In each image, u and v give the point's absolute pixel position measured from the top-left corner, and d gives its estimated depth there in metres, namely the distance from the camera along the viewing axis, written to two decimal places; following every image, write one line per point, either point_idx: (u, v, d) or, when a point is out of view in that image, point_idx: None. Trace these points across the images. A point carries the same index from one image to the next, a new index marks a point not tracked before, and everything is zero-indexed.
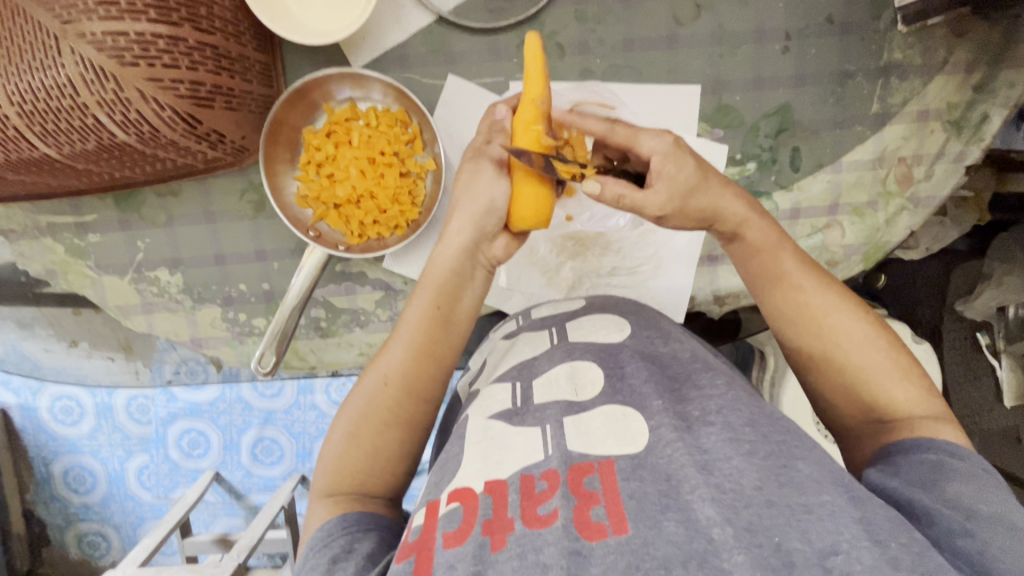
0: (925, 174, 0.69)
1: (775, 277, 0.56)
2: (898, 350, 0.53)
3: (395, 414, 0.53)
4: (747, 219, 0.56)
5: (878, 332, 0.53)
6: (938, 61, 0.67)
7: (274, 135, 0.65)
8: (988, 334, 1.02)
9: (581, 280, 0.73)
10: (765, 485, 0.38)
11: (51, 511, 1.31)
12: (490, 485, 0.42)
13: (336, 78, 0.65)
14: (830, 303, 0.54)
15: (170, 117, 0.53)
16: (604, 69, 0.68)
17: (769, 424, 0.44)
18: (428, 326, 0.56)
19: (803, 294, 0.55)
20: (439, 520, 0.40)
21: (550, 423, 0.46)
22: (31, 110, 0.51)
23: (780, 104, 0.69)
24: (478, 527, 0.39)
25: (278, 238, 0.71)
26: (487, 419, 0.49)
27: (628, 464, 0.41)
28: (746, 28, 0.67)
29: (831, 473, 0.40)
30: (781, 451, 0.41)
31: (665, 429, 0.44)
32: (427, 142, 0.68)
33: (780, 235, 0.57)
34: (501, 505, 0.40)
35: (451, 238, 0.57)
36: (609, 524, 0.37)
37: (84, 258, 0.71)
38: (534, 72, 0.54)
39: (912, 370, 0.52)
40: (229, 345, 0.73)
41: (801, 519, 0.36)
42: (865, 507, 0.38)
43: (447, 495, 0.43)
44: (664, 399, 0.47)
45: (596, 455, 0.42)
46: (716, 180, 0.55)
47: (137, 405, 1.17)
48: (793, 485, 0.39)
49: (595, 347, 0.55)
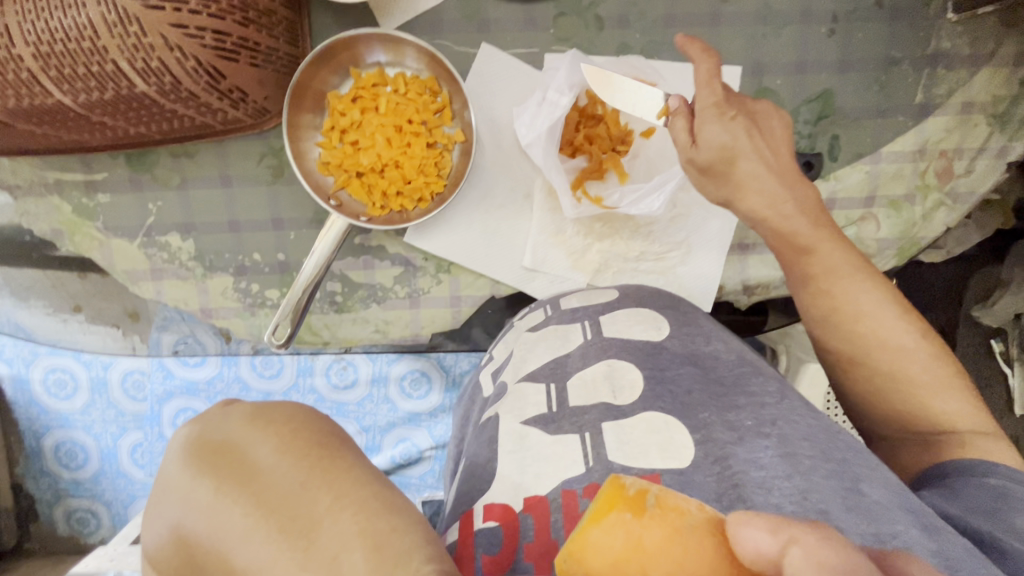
0: (966, 169, 0.67)
1: (805, 276, 0.54)
2: (938, 362, 0.50)
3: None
4: (766, 210, 0.54)
5: (921, 342, 0.51)
6: (986, 52, 0.65)
7: (298, 99, 0.63)
8: (1002, 341, 1.00)
9: (608, 263, 0.69)
10: (831, 508, 0.36)
11: (40, 487, 1.27)
12: (529, 503, 0.39)
13: (369, 40, 0.62)
14: (865, 307, 0.51)
15: (193, 68, 0.51)
16: (643, 45, 0.65)
17: (829, 442, 0.41)
18: None
19: (832, 298, 0.52)
20: (476, 539, 0.38)
21: (589, 430, 0.42)
22: (47, 52, 0.48)
23: (822, 89, 0.67)
24: (521, 552, 0.37)
25: (297, 206, 0.68)
26: (521, 425, 0.44)
27: (675, 482, 0.38)
28: (792, 8, 0.65)
29: (900, 496, 0.37)
30: (844, 471, 0.38)
31: (713, 446, 0.41)
32: (456, 112, 0.65)
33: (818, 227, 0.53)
34: (543, 529, 0.37)
35: None
36: None
37: (92, 219, 0.68)
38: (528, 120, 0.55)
39: (954, 383, 0.50)
40: (240, 316, 0.71)
41: (876, 548, 0.34)
42: (939, 539, 0.35)
43: (479, 509, 0.39)
44: (710, 411, 0.44)
45: (639, 468, 0.39)
46: (754, 162, 0.53)
47: (132, 381, 1.14)
48: (862, 510, 0.36)
49: (632, 346, 0.49)
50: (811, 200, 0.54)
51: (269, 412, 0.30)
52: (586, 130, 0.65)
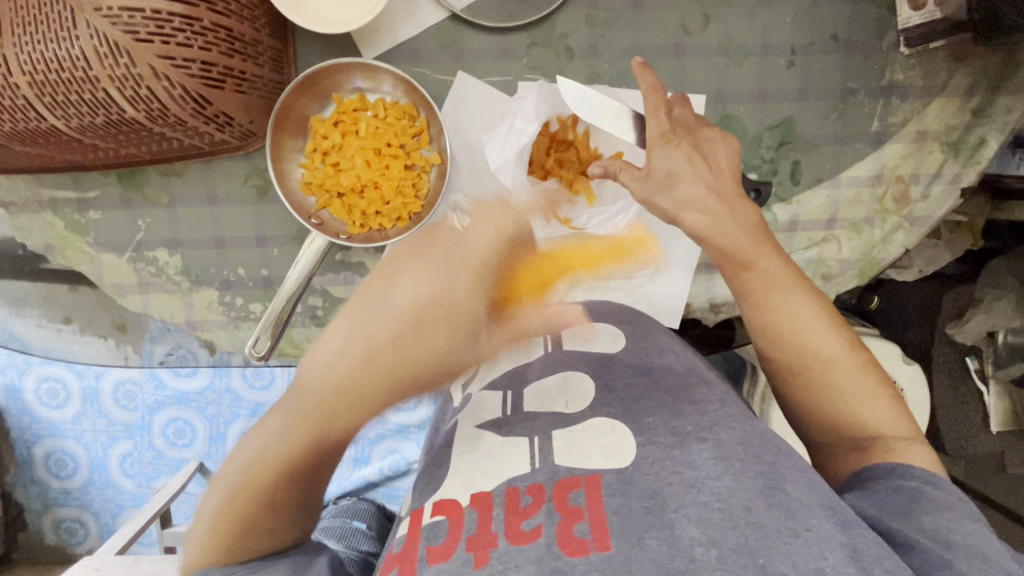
0: (923, 194, 0.70)
1: (748, 292, 0.55)
2: (867, 370, 0.53)
3: (281, 466, 0.48)
4: (713, 227, 0.53)
5: (847, 349, 0.54)
6: (938, 83, 0.69)
7: (281, 123, 0.66)
8: (977, 358, 1.03)
9: (579, 281, 0.73)
10: (753, 505, 0.36)
11: (29, 495, 1.29)
12: (476, 497, 0.40)
13: (349, 67, 0.65)
14: (801, 320, 0.54)
15: (180, 96, 0.54)
16: (612, 74, 0.69)
17: (761, 444, 0.42)
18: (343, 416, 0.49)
19: (772, 312, 0.54)
20: (422, 532, 0.38)
21: (538, 434, 0.44)
22: (42, 80, 0.52)
23: (783, 117, 0.70)
24: (462, 543, 0.36)
25: (280, 224, 0.71)
26: (476, 428, 0.47)
27: (614, 480, 0.39)
28: (753, 40, 0.69)
29: (821, 496, 0.38)
30: (771, 472, 0.39)
31: (655, 446, 0.41)
32: (433, 136, 0.68)
33: (753, 240, 0.54)
34: (485, 520, 0.37)
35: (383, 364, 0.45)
36: (592, 540, 0.34)
37: (83, 234, 0.71)
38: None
39: (880, 390, 0.53)
40: (224, 329, 0.73)
41: (786, 543, 0.34)
42: (852, 534, 0.36)
43: (432, 506, 0.41)
44: (655, 415, 0.45)
45: (582, 470, 0.40)
46: (693, 180, 0.53)
47: (125, 391, 1.16)
48: (781, 507, 0.36)
49: (589, 358, 0.53)
50: (756, 219, 0.55)
51: (272, 414, 0.49)
52: (556, 155, 0.67)
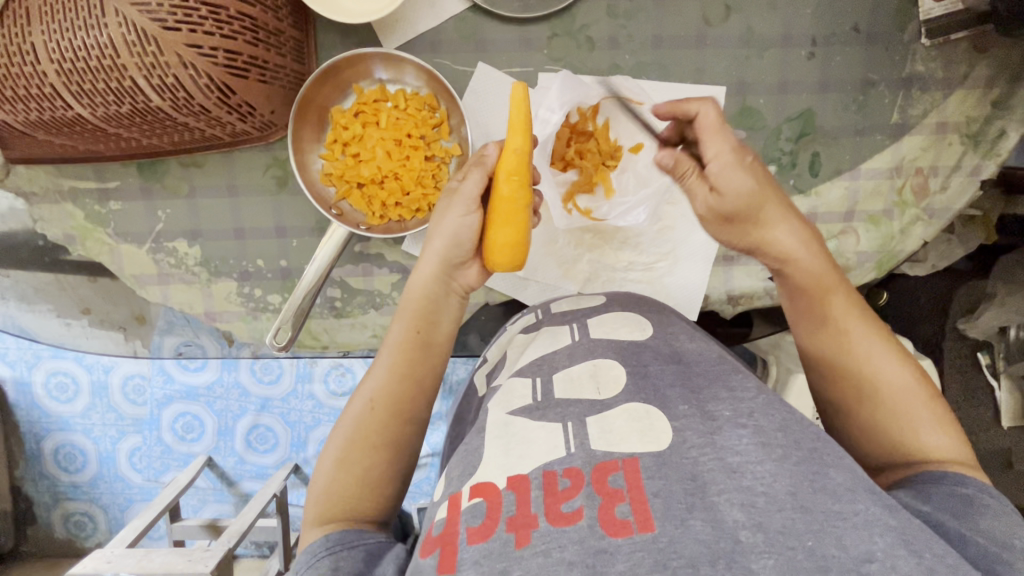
0: (942, 186, 0.70)
1: (822, 320, 0.57)
2: (935, 401, 0.52)
3: (383, 434, 0.54)
4: (793, 257, 0.57)
5: (921, 386, 0.53)
6: (959, 75, 0.68)
7: (302, 114, 0.66)
8: (989, 353, 1.03)
9: (598, 273, 0.73)
10: (798, 490, 0.36)
11: (39, 489, 1.29)
12: (513, 480, 0.40)
13: (371, 58, 0.66)
14: (874, 348, 0.55)
15: (205, 84, 0.54)
16: (632, 65, 0.69)
17: (800, 429, 0.41)
18: (409, 348, 0.57)
19: (848, 339, 0.56)
20: (462, 514, 0.39)
21: (571, 420, 0.44)
22: (69, 68, 0.52)
23: (803, 109, 0.70)
24: (502, 523, 0.37)
25: (300, 215, 0.71)
26: (508, 415, 0.47)
27: (652, 462, 0.39)
28: (773, 32, 0.69)
29: (862, 481, 0.38)
30: (813, 458, 0.39)
31: (689, 432, 0.41)
32: (453, 127, 0.69)
33: (831, 271, 0.58)
34: (524, 502, 0.38)
35: (425, 270, 0.59)
36: (635, 522, 0.35)
37: (103, 225, 0.71)
38: (517, 125, 0.53)
39: (948, 424, 0.52)
40: (244, 320, 0.73)
41: (834, 526, 0.34)
42: (899, 517, 0.36)
43: (469, 489, 0.41)
44: (688, 404, 0.45)
45: (620, 453, 0.40)
46: (774, 212, 0.57)
47: (133, 385, 1.17)
48: (826, 492, 0.36)
49: (617, 345, 0.52)
50: (826, 251, 0.59)
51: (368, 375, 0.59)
52: (576, 146, 0.67)
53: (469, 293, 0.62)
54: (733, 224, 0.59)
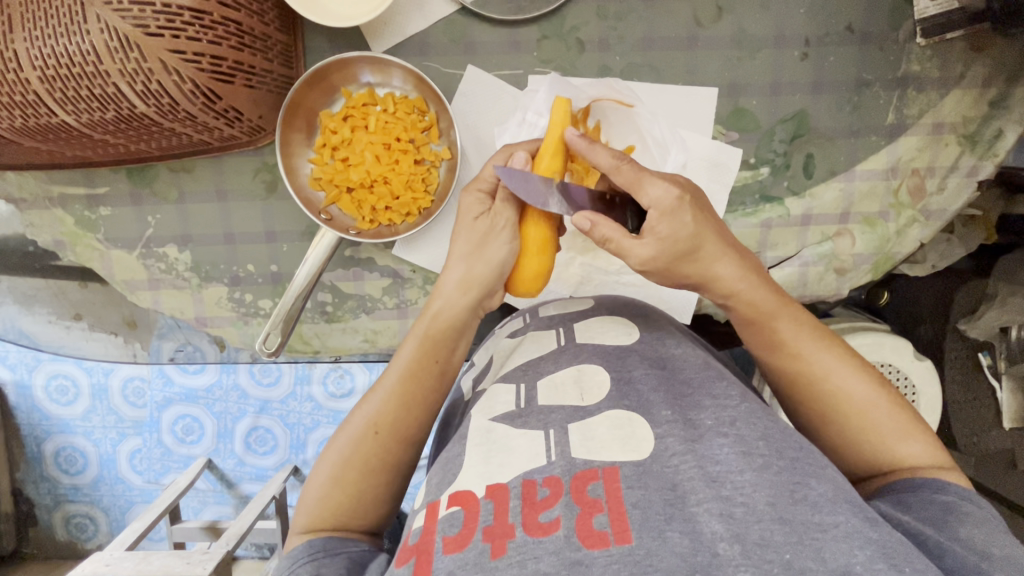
0: (938, 187, 0.69)
1: (773, 343, 0.53)
2: (899, 407, 0.51)
3: (383, 458, 0.52)
4: (737, 290, 0.52)
5: (880, 392, 0.51)
6: (955, 75, 0.67)
7: (290, 118, 0.65)
8: (990, 355, 0.99)
9: (590, 276, 0.72)
10: (778, 501, 0.36)
11: (39, 492, 1.30)
12: (491, 489, 0.39)
13: (358, 62, 0.65)
14: (832, 365, 0.52)
15: (190, 90, 0.54)
16: (623, 67, 0.68)
17: (783, 438, 0.41)
18: (423, 377, 0.54)
19: (801, 361, 0.52)
20: (439, 523, 0.38)
21: (554, 428, 0.43)
22: (53, 75, 0.52)
23: (797, 110, 0.69)
24: (479, 533, 0.36)
25: (289, 220, 0.71)
26: (490, 421, 0.46)
27: (632, 471, 0.39)
28: (766, 32, 0.68)
29: (844, 492, 0.37)
30: (795, 468, 0.38)
31: (672, 440, 0.41)
32: (443, 130, 0.68)
33: (779, 300, 0.53)
34: (502, 511, 0.37)
35: (453, 297, 0.56)
36: (612, 533, 0.34)
37: (93, 230, 0.71)
38: (551, 142, 0.54)
39: (915, 428, 0.51)
40: (234, 325, 0.73)
41: (813, 538, 0.34)
42: (880, 530, 0.35)
43: (447, 498, 0.40)
44: (672, 409, 0.44)
45: (600, 462, 0.40)
46: (713, 247, 0.51)
47: (133, 387, 1.17)
48: (807, 503, 0.36)
49: (603, 350, 0.52)
50: (768, 276, 0.54)
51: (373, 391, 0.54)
52: None
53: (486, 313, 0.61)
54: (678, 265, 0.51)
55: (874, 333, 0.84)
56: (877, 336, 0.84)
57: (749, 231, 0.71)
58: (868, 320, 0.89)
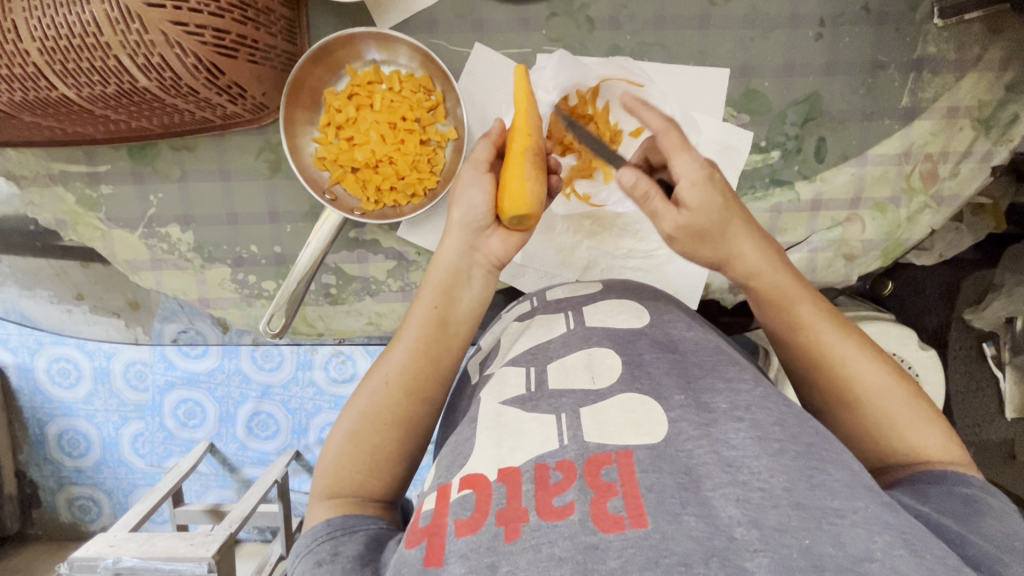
0: (951, 172, 0.68)
1: (795, 325, 0.54)
2: (918, 399, 0.51)
3: (395, 412, 0.52)
4: (759, 269, 0.54)
5: (900, 382, 0.51)
6: (971, 57, 0.66)
7: (294, 96, 0.64)
8: (994, 344, 1.01)
9: (597, 261, 0.72)
10: (795, 486, 0.35)
11: (43, 473, 1.30)
12: (503, 472, 0.39)
13: (364, 38, 0.64)
14: (851, 353, 0.52)
15: (193, 64, 0.53)
16: (633, 46, 0.67)
17: (798, 424, 0.40)
18: (429, 327, 0.55)
19: (821, 346, 0.53)
20: (451, 506, 0.38)
21: (566, 412, 0.43)
22: (52, 47, 0.51)
23: (809, 92, 0.68)
24: (491, 517, 0.36)
25: (294, 200, 0.70)
26: (500, 405, 0.46)
27: (646, 455, 0.38)
28: (780, 12, 0.66)
29: (860, 478, 0.37)
30: (811, 453, 0.38)
31: (685, 423, 0.41)
32: (449, 110, 0.67)
33: (796, 279, 0.55)
34: (515, 495, 0.37)
35: (446, 238, 0.56)
36: (627, 517, 0.34)
37: (94, 209, 0.70)
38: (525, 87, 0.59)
39: (934, 420, 0.50)
40: (238, 306, 0.73)
41: (832, 524, 0.33)
42: (897, 516, 0.35)
43: (458, 481, 0.40)
44: (685, 393, 0.44)
45: (614, 446, 0.39)
46: (739, 223, 0.53)
47: (135, 370, 1.16)
48: (824, 488, 0.35)
49: (613, 334, 0.51)
50: (790, 261, 0.56)
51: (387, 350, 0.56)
52: (576, 129, 0.66)
53: (501, 265, 0.57)
54: (699, 241, 0.53)
55: (881, 321, 0.84)
56: (882, 324, 0.83)
57: (758, 216, 0.71)
58: (873, 308, 0.89)
